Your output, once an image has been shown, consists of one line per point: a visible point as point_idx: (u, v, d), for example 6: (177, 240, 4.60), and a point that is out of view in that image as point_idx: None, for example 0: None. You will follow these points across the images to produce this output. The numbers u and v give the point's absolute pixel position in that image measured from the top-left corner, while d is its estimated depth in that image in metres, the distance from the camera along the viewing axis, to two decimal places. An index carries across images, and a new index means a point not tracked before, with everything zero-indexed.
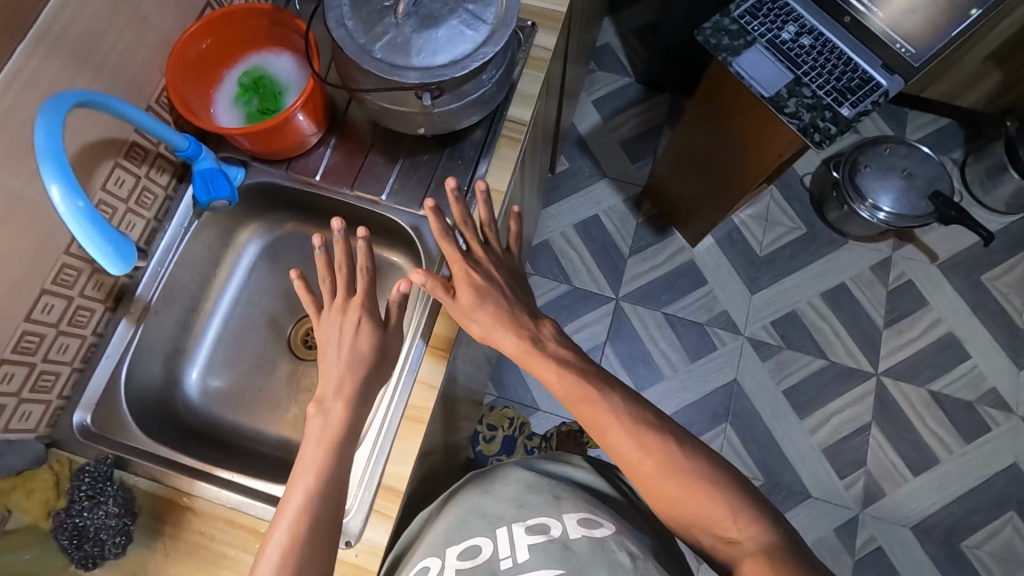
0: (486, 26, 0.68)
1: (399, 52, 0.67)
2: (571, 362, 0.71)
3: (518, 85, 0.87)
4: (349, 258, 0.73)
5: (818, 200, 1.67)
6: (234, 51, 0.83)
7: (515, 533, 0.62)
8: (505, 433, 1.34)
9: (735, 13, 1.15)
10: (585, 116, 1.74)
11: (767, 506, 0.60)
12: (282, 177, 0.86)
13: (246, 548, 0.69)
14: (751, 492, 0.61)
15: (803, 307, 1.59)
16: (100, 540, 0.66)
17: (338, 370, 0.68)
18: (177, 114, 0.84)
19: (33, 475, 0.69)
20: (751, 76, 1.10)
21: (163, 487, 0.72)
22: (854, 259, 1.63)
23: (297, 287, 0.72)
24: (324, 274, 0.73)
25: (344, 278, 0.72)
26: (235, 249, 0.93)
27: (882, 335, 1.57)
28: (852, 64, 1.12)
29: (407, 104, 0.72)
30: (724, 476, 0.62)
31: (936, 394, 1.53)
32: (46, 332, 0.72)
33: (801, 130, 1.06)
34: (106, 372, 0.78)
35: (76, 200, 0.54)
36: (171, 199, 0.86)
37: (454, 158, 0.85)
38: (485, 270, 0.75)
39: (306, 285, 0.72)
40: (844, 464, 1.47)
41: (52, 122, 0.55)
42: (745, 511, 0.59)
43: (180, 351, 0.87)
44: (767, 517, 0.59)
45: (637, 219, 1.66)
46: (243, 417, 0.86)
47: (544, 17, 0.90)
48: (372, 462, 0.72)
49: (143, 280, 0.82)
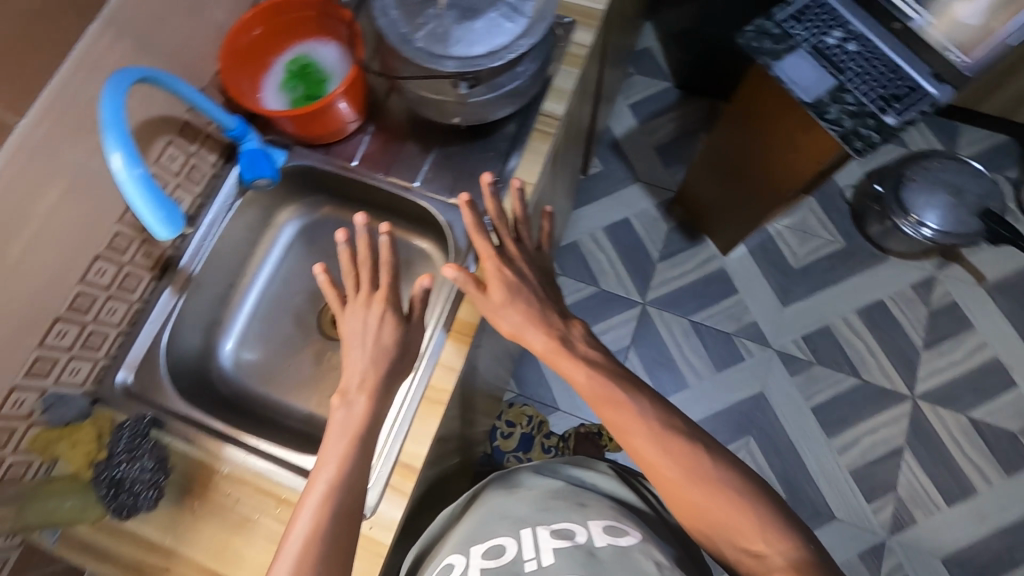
0: (524, 19, 0.70)
1: (439, 42, 0.69)
2: (599, 363, 0.71)
3: (553, 80, 0.88)
4: (372, 253, 0.74)
5: (859, 213, 1.62)
6: (284, 40, 0.87)
7: (539, 535, 0.60)
8: (523, 429, 1.34)
9: (779, 17, 1.13)
10: (620, 119, 1.74)
11: (798, 522, 0.58)
12: (320, 161, 0.90)
13: (269, 512, 0.72)
14: (780, 506, 0.59)
15: (837, 322, 1.54)
16: (134, 493, 0.69)
17: (361, 363, 0.69)
18: (227, 97, 0.88)
19: (78, 428, 0.74)
20: (793, 81, 1.09)
21: (196, 449, 0.76)
22: (895, 275, 1.58)
23: (321, 281, 0.72)
24: (347, 268, 0.74)
25: (368, 273, 0.73)
26: (273, 229, 0.97)
27: (922, 356, 1.51)
28: (900, 72, 1.09)
29: (443, 92, 0.74)
30: (752, 486, 0.60)
31: (976, 422, 1.46)
32: (97, 295, 0.77)
33: (841, 137, 1.04)
34: (149, 336, 0.83)
35: (134, 167, 0.58)
36: (217, 177, 0.90)
37: (486, 149, 0.87)
38: (517, 268, 0.77)
39: (330, 280, 0.72)
40: (873, 487, 1.41)
41: (116, 95, 0.59)
42: (775, 525, 0.57)
43: (217, 323, 0.92)
44: (797, 532, 0.57)
45: (668, 224, 1.64)
46: (272, 390, 0.90)
47: (583, 14, 0.91)
48: (390, 440, 0.73)
49: (187, 252, 0.86)
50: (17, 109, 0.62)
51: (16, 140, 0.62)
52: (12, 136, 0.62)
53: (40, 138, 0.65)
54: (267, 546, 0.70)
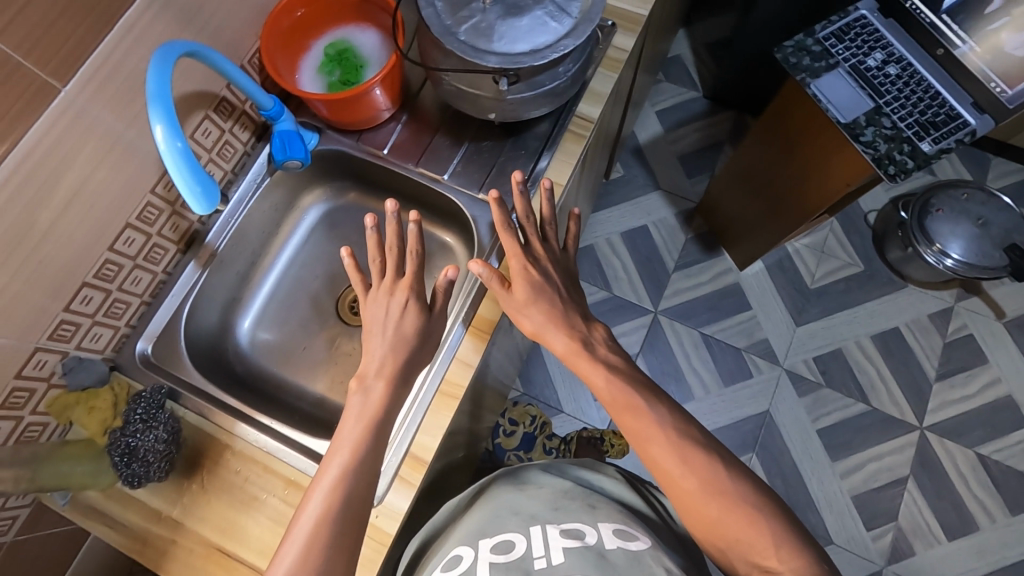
0: (570, 20, 0.69)
1: (482, 37, 0.69)
2: (619, 368, 0.71)
3: (590, 83, 0.88)
4: (399, 240, 0.74)
5: (881, 238, 1.60)
6: (324, 24, 0.87)
7: (549, 533, 0.60)
8: (526, 429, 1.33)
9: (819, 35, 1.13)
10: (646, 125, 1.73)
11: (813, 542, 0.57)
12: (351, 147, 0.90)
13: (277, 493, 0.73)
14: (794, 523, 0.58)
15: (850, 346, 1.53)
16: (146, 462, 0.69)
17: (381, 349, 0.69)
18: (264, 77, 0.89)
19: (96, 393, 0.74)
20: (830, 100, 1.07)
21: (208, 423, 0.76)
22: (912, 303, 1.56)
23: (346, 265, 0.72)
24: (373, 253, 0.74)
25: (394, 260, 0.73)
26: (298, 212, 0.97)
27: (933, 387, 1.49)
28: (940, 98, 1.07)
29: (482, 87, 0.73)
30: (767, 502, 0.59)
31: (984, 458, 1.44)
32: (124, 264, 0.77)
33: (875, 161, 1.03)
34: (170, 309, 0.84)
35: (175, 140, 0.58)
36: (248, 155, 0.91)
37: (517, 147, 0.86)
38: (543, 268, 0.77)
39: (355, 264, 0.72)
40: (873, 515, 1.40)
41: (163, 68, 0.60)
42: (789, 542, 0.56)
43: (237, 301, 0.92)
44: (811, 552, 0.56)
45: (687, 234, 1.63)
46: (285, 371, 0.90)
47: (625, 18, 0.90)
48: (403, 430, 0.74)
49: (213, 228, 0.87)
50: (62, 74, 0.62)
51: (59, 104, 0.63)
52: (56, 100, 0.62)
53: (83, 104, 0.65)
54: (273, 526, 0.71)
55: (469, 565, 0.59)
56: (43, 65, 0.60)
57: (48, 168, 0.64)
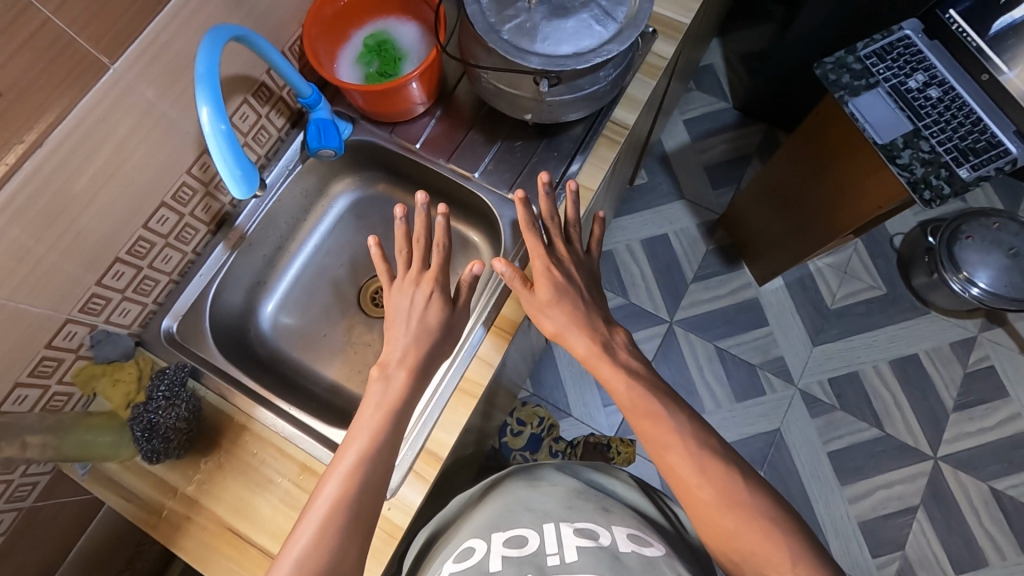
0: (615, 24, 0.69)
1: (526, 36, 0.68)
2: (639, 374, 0.70)
3: (627, 88, 0.87)
4: (427, 233, 0.74)
5: (906, 262, 1.57)
6: (365, 15, 0.87)
7: (563, 532, 0.60)
8: (533, 430, 1.33)
9: (861, 53, 1.11)
10: (673, 133, 1.71)
11: (831, 562, 0.56)
12: (384, 139, 0.90)
13: (292, 478, 0.73)
14: (812, 542, 0.57)
15: (867, 370, 1.50)
16: (166, 439, 0.70)
17: (404, 340, 0.69)
18: (303, 64, 0.89)
19: (121, 367, 0.76)
20: (868, 120, 1.05)
21: (228, 404, 0.77)
22: (934, 330, 1.53)
23: (373, 253, 0.73)
24: (400, 244, 0.75)
25: (421, 251, 0.74)
26: (327, 199, 0.98)
27: (950, 417, 1.47)
28: (981, 125, 1.06)
29: (522, 87, 0.73)
30: (786, 518, 0.58)
31: (998, 493, 1.41)
32: (156, 242, 0.78)
33: (911, 184, 1.00)
34: (197, 289, 0.85)
35: (220, 122, 0.58)
36: (282, 141, 0.91)
37: (550, 149, 0.86)
38: (566, 269, 0.76)
39: (382, 253, 0.73)
40: (880, 543, 1.38)
41: (212, 51, 0.60)
42: (807, 559, 0.55)
43: (261, 285, 0.93)
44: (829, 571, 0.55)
45: (707, 245, 1.62)
46: (304, 356, 0.91)
47: (667, 25, 0.90)
48: (420, 423, 0.74)
49: (244, 212, 0.88)
50: (112, 51, 0.63)
51: (107, 81, 0.63)
52: (104, 76, 0.63)
53: (129, 82, 0.66)
54: (286, 511, 0.71)
55: (482, 557, 0.59)
56: (95, 42, 0.61)
57: (92, 142, 0.65)
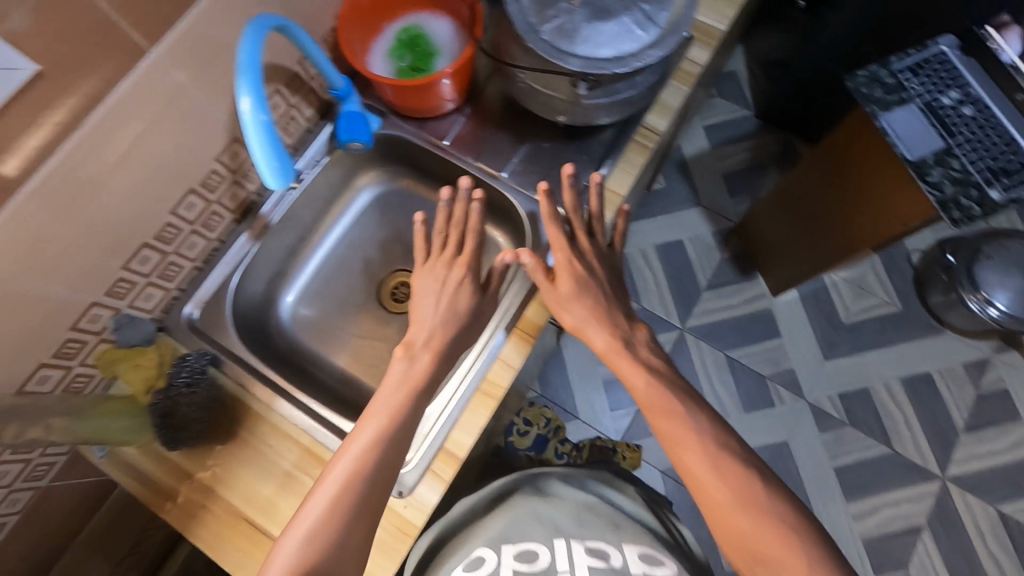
0: (657, 29, 0.68)
1: (565, 38, 0.67)
2: (660, 372, 0.70)
3: (660, 93, 0.87)
4: (465, 219, 0.78)
5: (922, 279, 1.56)
6: (400, 8, 0.86)
7: (574, 550, 0.62)
8: (539, 431, 1.31)
9: (894, 67, 1.10)
10: (693, 139, 1.70)
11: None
12: (411, 134, 0.89)
13: (308, 472, 0.73)
14: (833, 553, 0.56)
15: (877, 387, 1.49)
16: (186, 425, 0.71)
17: (432, 321, 0.71)
18: (335, 54, 0.89)
19: (142, 351, 0.75)
20: (898, 135, 1.04)
21: (246, 393, 0.77)
22: (948, 350, 1.52)
23: (416, 230, 0.77)
24: (440, 225, 0.79)
25: (457, 235, 0.77)
26: (351, 192, 0.98)
27: (960, 438, 1.45)
28: (1015, 145, 1.04)
29: (558, 89, 0.73)
30: (808, 528, 0.57)
31: (1005, 517, 1.40)
32: (182, 229, 0.79)
33: (940, 203, 0.98)
34: (219, 278, 0.85)
35: (260, 113, 0.57)
36: (309, 131, 0.91)
37: (579, 151, 0.86)
38: (587, 262, 0.76)
39: (424, 232, 0.77)
40: (884, 561, 1.37)
41: (256, 40, 0.60)
42: (824, 567, 0.54)
43: (282, 275, 0.93)
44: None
45: (722, 253, 1.61)
46: (320, 348, 0.91)
47: (703, 33, 0.90)
48: (438, 423, 0.73)
49: (269, 201, 0.88)
50: (151, 36, 0.63)
51: (146, 66, 0.63)
52: (142, 61, 0.63)
53: (166, 67, 0.66)
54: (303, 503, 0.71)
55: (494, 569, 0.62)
56: (136, 26, 0.61)
57: (126, 126, 0.65)
